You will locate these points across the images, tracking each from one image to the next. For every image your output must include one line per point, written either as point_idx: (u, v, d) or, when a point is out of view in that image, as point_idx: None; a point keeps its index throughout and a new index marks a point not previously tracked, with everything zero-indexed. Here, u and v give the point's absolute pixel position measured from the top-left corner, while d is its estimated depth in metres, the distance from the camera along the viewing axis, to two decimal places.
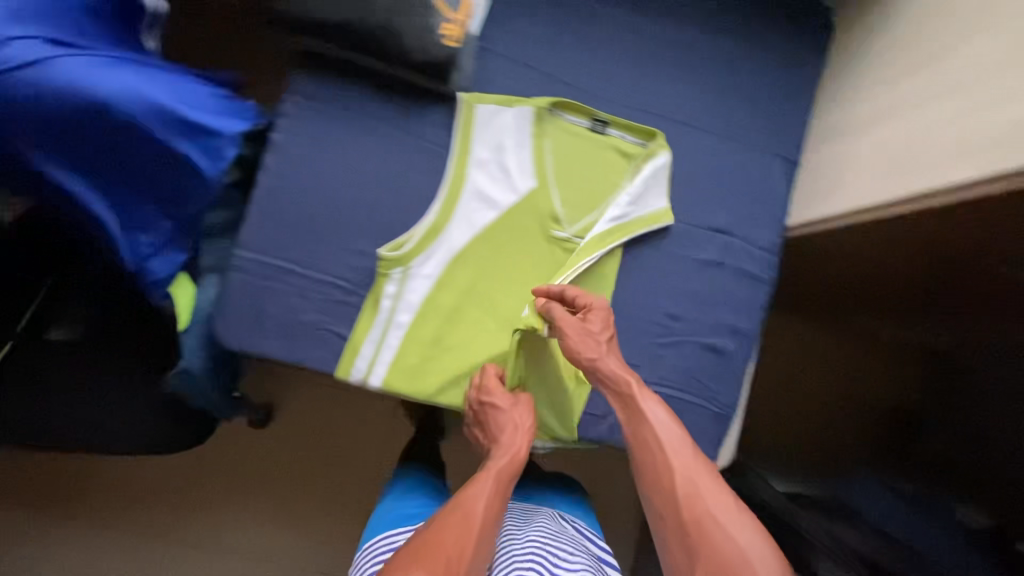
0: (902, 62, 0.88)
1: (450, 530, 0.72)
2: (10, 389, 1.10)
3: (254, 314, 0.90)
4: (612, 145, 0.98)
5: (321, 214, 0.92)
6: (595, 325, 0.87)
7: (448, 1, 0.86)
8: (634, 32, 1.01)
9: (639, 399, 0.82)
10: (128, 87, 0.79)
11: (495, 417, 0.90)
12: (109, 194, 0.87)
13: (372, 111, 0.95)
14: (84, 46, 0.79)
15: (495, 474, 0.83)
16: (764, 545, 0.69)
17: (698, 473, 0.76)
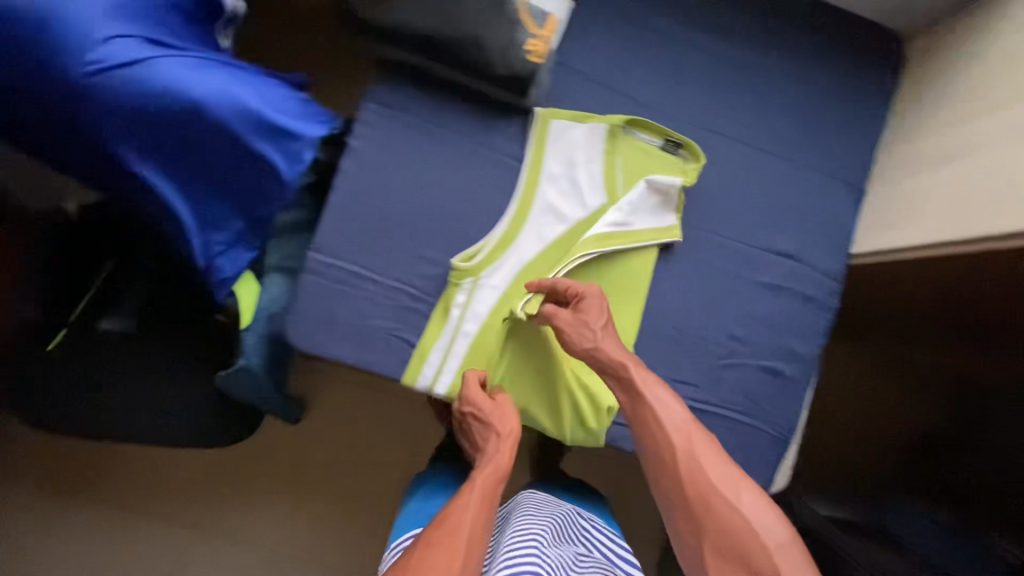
0: (977, 99, 0.89)
1: (434, 551, 0.68)
2: (59, 374, 1.16)
3: (326, 317, 0.91)
4: (671, 163, 0.97)
5: (395, 220, 0.93)
6: (592, 313, 0.84)
7: (534, 18, 0.87)
8: (707, 56, 1.02)
9: (638, 383, 0.80)
10: (220, 90, 0.80)
11: (481, 420, 0.89)
12: (188, 193, 0.89)
13: (448, 121, 0.95)
14: (180, 46, 0.80)
15: (479, 483, 0.79)
16: (770, 512, 0.70)
17: (700, 448, 0.75)
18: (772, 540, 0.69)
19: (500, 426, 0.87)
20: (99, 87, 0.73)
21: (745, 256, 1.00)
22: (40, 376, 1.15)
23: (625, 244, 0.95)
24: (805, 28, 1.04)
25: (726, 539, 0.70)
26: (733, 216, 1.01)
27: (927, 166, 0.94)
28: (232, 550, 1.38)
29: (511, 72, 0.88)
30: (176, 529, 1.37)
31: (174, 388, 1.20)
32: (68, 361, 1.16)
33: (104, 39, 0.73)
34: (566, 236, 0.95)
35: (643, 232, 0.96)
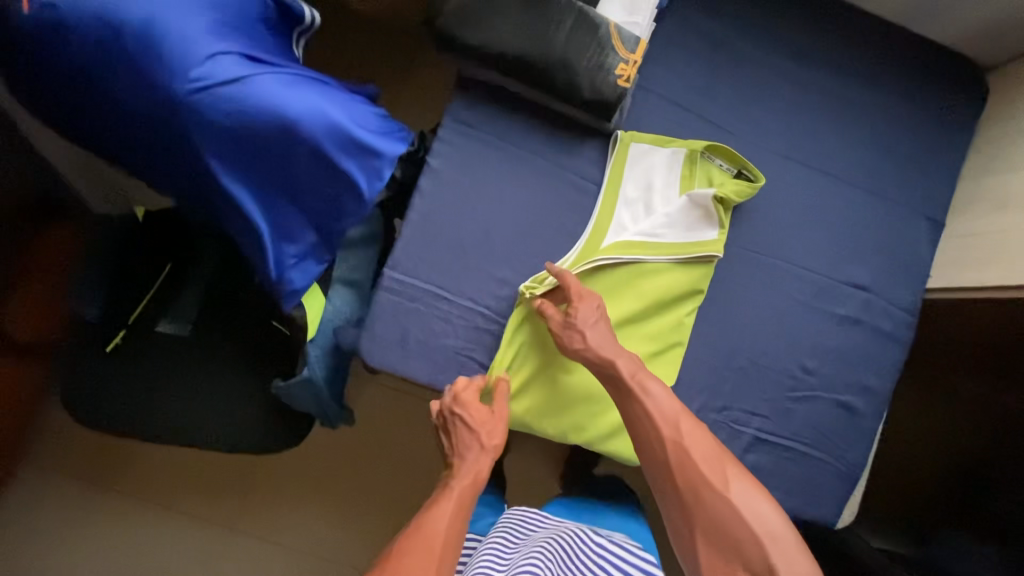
0: None
1: (409, 556, 0.72)
2: (119, 373, 1.18)
3: (399, 335, 0.90)
4: (728, 185, 0.94)
5: (470, 240, 0.93)
6: (580, 314, 0.84)
7: (625, 41, 0.86)
8: (788, 82, 1.01)
9: (628, 377, 0.81)
10: (313, 108, 0.80)
11: (466, 426, 0.89)
12: (267, 208, 0.87)
13: (527, 141, 0.95)
14: (273, 62, 0.80)
15: (456, 493, 0.84)
16: (762, 501, 0.71)
17: (690, 436, 0.76)
18: (763, 530, 0.69)
19: (481, 436, 0.89)
20: (200, 104, 0.73)
21: (818, 286, 0.99)
22: (100, 377, 1.17)
23: (654, 253, 0.92)
24: (886, 59, 1.03)
25: (715, 529, 0.71)
26: (807, 245, 0.99)
27: (1013, 202, 0.92)
28: (268, 558, 1.36)
29: (598, 96, 0.87)
30: (220, 527, 1.37)
31: (228, 393, 1.20)
32: (127, 360, 1.19)
33: (205, 56, 0.72)
34: (600, 238, 0.93)
35: (675, 245, 0.93)
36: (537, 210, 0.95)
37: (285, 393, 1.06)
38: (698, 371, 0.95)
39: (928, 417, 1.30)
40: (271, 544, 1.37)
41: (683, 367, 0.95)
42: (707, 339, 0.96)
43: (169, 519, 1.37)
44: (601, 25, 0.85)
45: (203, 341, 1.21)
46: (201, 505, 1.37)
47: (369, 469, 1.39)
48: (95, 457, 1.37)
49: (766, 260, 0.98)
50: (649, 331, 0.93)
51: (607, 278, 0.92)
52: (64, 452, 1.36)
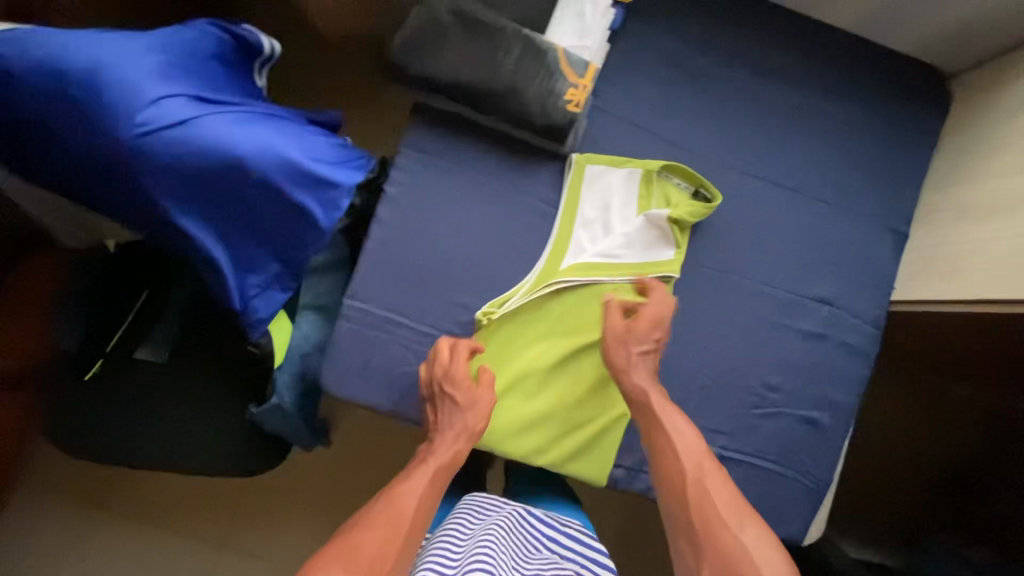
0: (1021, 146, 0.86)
1: (373, 531, 0.72)
2: (98, 401, 1.19)
3: (360, 364, 0.91)
4: (684, 204, 0.94)
5: (429, 265, 0.93)
6: (638, 335, 0.88)
7: (573, 66, 0.86)
8: (746, 96, 1.00)
9: (658, 412, 0.85)
10: (264, 145, 0.81)
11: (455, 405, 0.86)
12: (228, 242, 0.89)
13: (482, 165, 0.95)
14: (222, 101, 0.81)
15: (429, 471, 0.84)
16: (772, 553, 0.69)
17: (711, 478, 0.78)
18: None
19: (465, 420, 0.87)
20: (146, 148, 0.74)
21: (780, 302, 0.99)
22: (81, 405, 1.19)
23: (610, 274, 0.93)
24: (848, 71, 1.02)
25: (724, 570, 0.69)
26: (769, 262, 0.99)
27: (974, 213, 0.91)
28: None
29: (548, 122, 0.88)
30: (205, 547, 1.39)
31: (207, 419, 1.21)
32: (106, 389, 1.20)
33: (150, 100, 0.74)
34: (560, 260, 0.94)
35: (631, 266, 0.94)
36: (496, 235, 0.95)
37: (260, 416, 1.08)
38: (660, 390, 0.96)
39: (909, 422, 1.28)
40: (254, 564, 1.38)
41: None
42: (669, 358, 0.96)
43: (155, 541, 1.39)
44: (548, 51, 0.85)
45: (180, 366, 1.22)
46: (186, 527, 1.39)
47: (350, 487, 1.41)
48: (83, 482, 1.39)
49: (728, 277, 0.98)
50: None
51: (566, 300, 0.94)
52: (52, 477, 1.39)
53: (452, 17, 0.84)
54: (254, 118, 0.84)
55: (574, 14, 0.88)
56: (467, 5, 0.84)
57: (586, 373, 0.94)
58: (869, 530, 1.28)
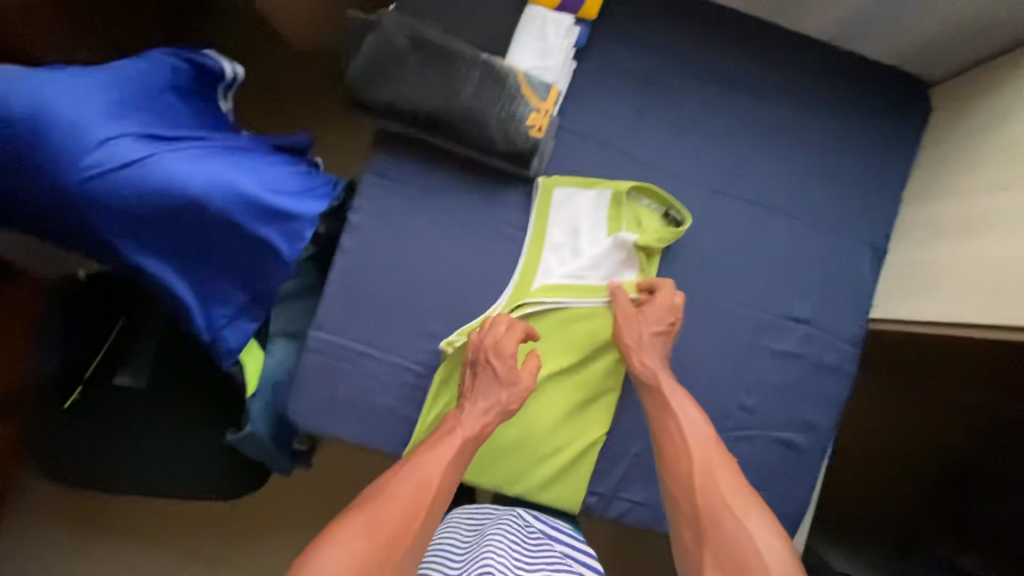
0: (994, 161, 0.84)
1: (397, 501, 0.73)
2: (81, 428, 1.18)
3: (327, 396, 0.90)
4: (652, 227, 0.92)
5: (395, 294, 0.92)
6: (651, 316, 0.88)
7: (535, 89, 0.85)
8: (717, 110, 0.97)
9: (667, 396, 0.85)
10: (217, 180, 0.79)
11: (495, 377, 0.84)
12: (191, 277, 0.87)
13: (447, 190, 0.93)
14: (176, 137, 0.80)
15: (456, 441, 0.80)
16: (775, 540, 0.72)
17: (717, 466, 0.79)
18: (770, 561, 0.71)
19: (498, 397, 0.84)
20: (97, 191, 0.73)
21: (755, 322, 0.97)
22: (64, 434, 1.18)
23: (576, 296, 0.92)
24: (822, 83, 0.99)
25: (727, 554, 0.72)
26: (742, 281, 0.97)
27: (951, 229, 0.88)
28: None
29: (511, 148, 0.86)
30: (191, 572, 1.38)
31: (189, 444, 1.21)
32: (86, 416, 1.19)
33: (98, 141, 0.72)
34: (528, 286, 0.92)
35: (599, 288, 0.93)
36: (463, 261, 0.94)
37: (240, 444, 1.05)
38: (632, 416, 0.94)
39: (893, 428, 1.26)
40: None
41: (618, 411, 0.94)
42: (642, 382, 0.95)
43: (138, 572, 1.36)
44: (508, 75, 0.83)
45: (159, 391, 1.22)
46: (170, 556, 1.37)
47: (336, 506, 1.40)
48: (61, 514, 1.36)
49: (701, 299, 0.96)
50: (581, 380, 0.93)
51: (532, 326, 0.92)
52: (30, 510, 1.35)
53: (407, 42, 0.81)
54: (210, 152, 0.83)
55: (536, 36, 0.86)
56: (423, 29, 0.81)
57: (559, 401, 0.92)
58: (866, 536, 1.19)
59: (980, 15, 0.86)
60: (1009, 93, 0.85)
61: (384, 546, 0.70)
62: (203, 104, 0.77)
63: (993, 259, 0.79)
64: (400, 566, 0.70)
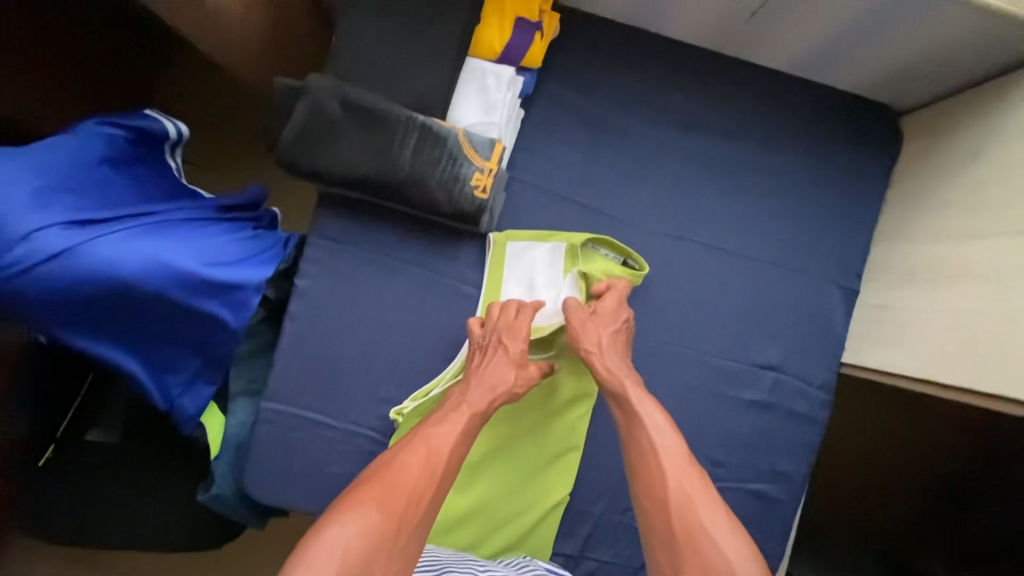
0: (962, 204, 0.79)
1: (409, 471, 0.69)
2: (54, 489, 1.09)
3: (284, 467, 0.89)
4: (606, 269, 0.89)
5: (347, 358, 0.90)
6: (606, 316, 0.84)
7: (477, 147, 0.81)
8: (674, 151, 0.93)
9: (635, 405, 0.76)
10: (151, 260, 0.77)
11: (502, 355, 0.82)
12: (138, 352, 0.84)
13: (396, 250, 0.91)
14: (107, 217, 0.77)
15: (464, 415, 0.77)
16: (755, 566, 0.63)
17: (694, 482, 0.69)
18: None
19: (505, 377, 0.81)
20: (25, 285, 0.71)
21: (721, 370, 0.93)
22: (38, 497, 1.10)
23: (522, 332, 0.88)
24: (785, 116, 0.94)
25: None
26: (707, 329, 0.93)
27: (921, 274, 0.83)
28: None
29: (456, 209, 0.83)
30: None
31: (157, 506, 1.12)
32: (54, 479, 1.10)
33: (20, 236, 0.70)
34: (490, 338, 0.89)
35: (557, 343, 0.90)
36: (417, 321, 0.91)
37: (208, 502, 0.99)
38: (596, 474, 0.92)
39: None
40: None
41: (582, 469, 0.92)
42: (606, 439, 0.92)
43: None
44: (448, 136, 0.79)
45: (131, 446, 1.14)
46: None
47: None
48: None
49: (665, 350, 0.93)
50: (545, 438, 0.90)
51: None
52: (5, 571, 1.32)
53: (340, 108, 0.78)
54: (147, 231, 0.81)
55: (478, 88, 0.83)
56: (355, 93, 0.77)
57: (525, 459, 0.90)
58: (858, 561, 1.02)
59: (942, 59, 0.80)
60: (976, 132, 0.81)
61: (399, 518, 0.65)
62: (122, 191, 0.75)
63: (964, 314, 0.75)
64: (412, 536, 0.66)
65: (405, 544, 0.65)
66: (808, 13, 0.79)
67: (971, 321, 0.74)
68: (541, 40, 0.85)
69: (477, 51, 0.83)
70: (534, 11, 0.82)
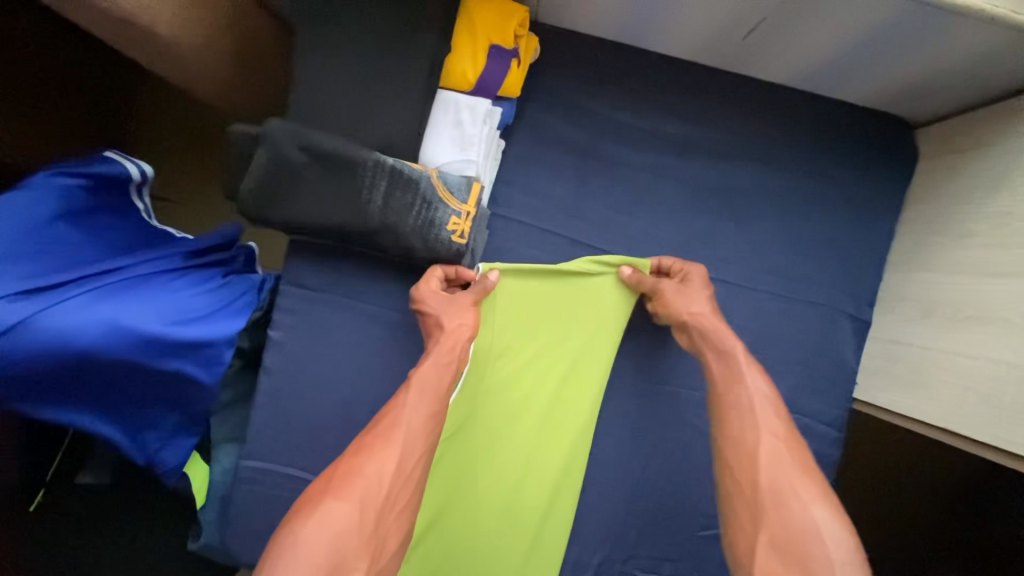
0: (985, 234, 0.72)
1: (370, 454, 0.62)
2: (61, 532, 1.00)
3: (266, 524, 0.86)
4: (594, 291, 0.83)
5: (327, 411, 0.86)
6: (697, 286, 0.78)
7: (453, 189, 0.75)
8: (669, 178, 0.87)
9: (742, 365, 0.70)
10: (97, 319, 0.71)
11: (435, 325, 0.74)
12: (109, 414, 0.78)
13: (374, 294, 0.86)
14: (47, 280, 0.72)
15: (420, 382, 0.69)
16: (845, 537, 0.56)
17: (786, 447, 0.63)
18: (835, 555, 0.56)
19: (456, 334, 0.74)
20: None
21: None
22: (41, 541, 1.00)
23: (513, 350, 0.83)
24: (790, 135, 0.86)
25: (787, 539, 0.57)
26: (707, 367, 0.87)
27: (940, 310, 0.77)
28: None
29: (434, 255, 0.77)
30: None
31: (144, 562, 1.01)
32: (57, 522, 1.00)
33: None
34: (497, 355, 0.82)
35: (557, 371, 0.84)
36: (400, 370, 0.86)
37: (201, 551, 0.92)
38: (591, 522, 0.88)
39: (910, 460, 1.05)
40: None
41: (577, 518, 0.88)
42: (601, 487, 0.88)
43: None
44: (420, 178, 0.73)
45: (129, 491, 1.02)
46: None
47: None
48: None
49: (658, 392, 0.88)
50: (538, 479, 0.84)
51: (485, 418, 0.82)
52: None
53: (301, 154, 0.72)
54: (92, 280, 0.76)
55: (451, 124, 0.76)
56: (316, 138, 0.71)
57: (525, 501, 0.83)
58: None
59: (959, 74, 0.73)
60: (995, 156, 0.74)
61: (362, 503, 0.58)
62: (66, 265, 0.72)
63: (985, 361, 0.69)
64: (385, 520, 0.59)
65: (378, 532, 0.58)
66: (811, 28, 0.71)
67: (997, 368, 0.68)
68: (517, 68, 0.78)
69: (449, 83, 0.76)
70: (508, 38, 0.75)
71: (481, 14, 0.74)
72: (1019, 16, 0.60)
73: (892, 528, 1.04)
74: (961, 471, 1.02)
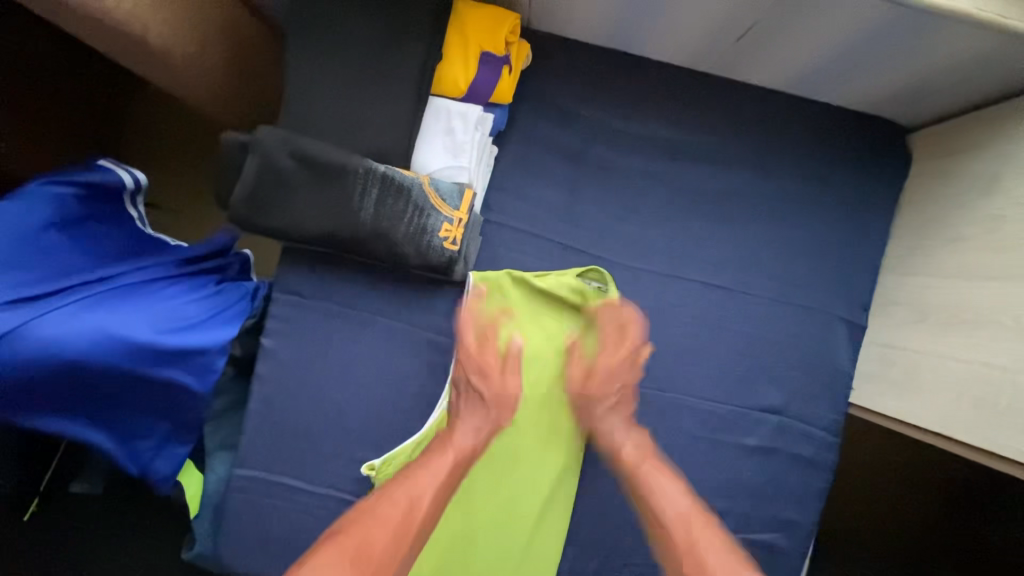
0: (978, 238, 0.72)
1: (385, 518, 0.64)
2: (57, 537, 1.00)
3: (259, 533, 0.86)
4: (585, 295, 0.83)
5: (320, 419, 0.86)
6: (599, 385, 0.80)
7: (446, 197, 0.75)
8: (661, 182, 0.87)
9: (641, 471, 0.74)
10: (88, 328, 0.71)
11: (479, 396, 0.79)
12: (101, 422, 0.78)
13: (367, 302, 0.85)
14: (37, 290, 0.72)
15: (449, 458, 0.73)
16: None
17: (709, 541, 0.65)
18: None
19: (508, 410, 0.79)
20: None
21: (719, 416, 0.86)
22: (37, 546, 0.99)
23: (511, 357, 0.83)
24: (781, 139, 0.86)
25: None
26: (701, 373, 0.86)
27: (934, 314, 0.77)
28: None
29: (426, 263, 0.77)
30: None
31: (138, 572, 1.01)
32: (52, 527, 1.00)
33: None
34: None
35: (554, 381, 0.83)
36: (394, 378, 0.86)
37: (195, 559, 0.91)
38: (587, 530, 0.87)
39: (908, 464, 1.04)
40: None
41: (573, 526, 0.87)
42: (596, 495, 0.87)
43: None
44: (411, 185, 0.73)
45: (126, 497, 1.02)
46: None
47: None
48: None
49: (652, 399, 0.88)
50: (530, 491, 0.82)
51: None
52: None
53: (290, 160, 0.72)
54: (85, 291, 0.75)
55: (443, 131, 0.77)
56: (306, 144, 0.71)
57: (519, 513, 0.82)
58: None
59: (948, 79, 0.73)
60: (986, 159, 0.74)
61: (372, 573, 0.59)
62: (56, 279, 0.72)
63: (979, 366, 0.69)
64: None
65: None
66: (801, 34, 0.71)
67: (991, 373, 0.68)
68: (508, 75, 0.78)
69: (441, 90, 0.76)
70: (499, 45, 0.75)
71: (471, 21, 0.74)
72: (1004, 20, 0.60)
73: (891, 533, 1.03)
74: (958, 472, 1.02)
